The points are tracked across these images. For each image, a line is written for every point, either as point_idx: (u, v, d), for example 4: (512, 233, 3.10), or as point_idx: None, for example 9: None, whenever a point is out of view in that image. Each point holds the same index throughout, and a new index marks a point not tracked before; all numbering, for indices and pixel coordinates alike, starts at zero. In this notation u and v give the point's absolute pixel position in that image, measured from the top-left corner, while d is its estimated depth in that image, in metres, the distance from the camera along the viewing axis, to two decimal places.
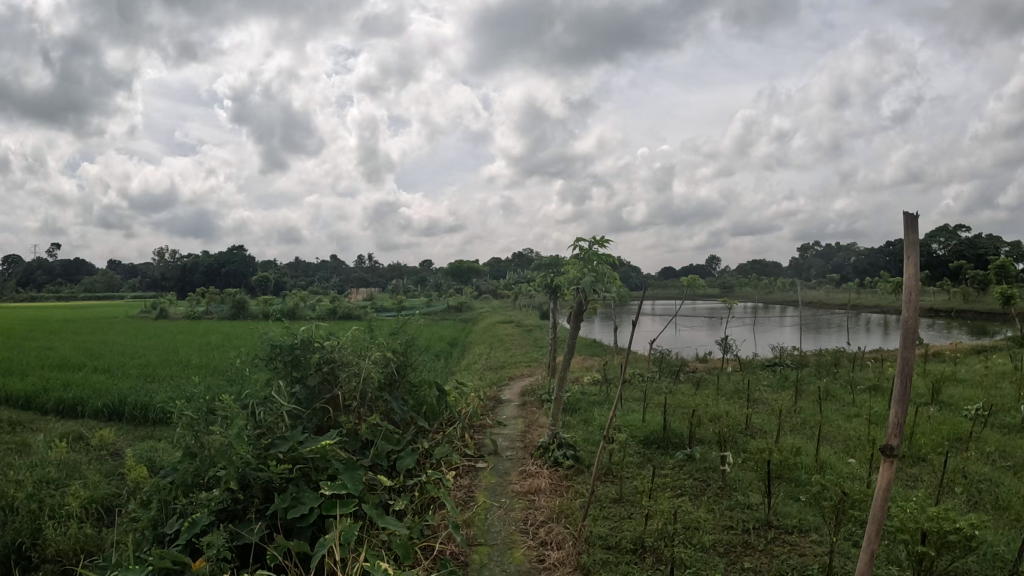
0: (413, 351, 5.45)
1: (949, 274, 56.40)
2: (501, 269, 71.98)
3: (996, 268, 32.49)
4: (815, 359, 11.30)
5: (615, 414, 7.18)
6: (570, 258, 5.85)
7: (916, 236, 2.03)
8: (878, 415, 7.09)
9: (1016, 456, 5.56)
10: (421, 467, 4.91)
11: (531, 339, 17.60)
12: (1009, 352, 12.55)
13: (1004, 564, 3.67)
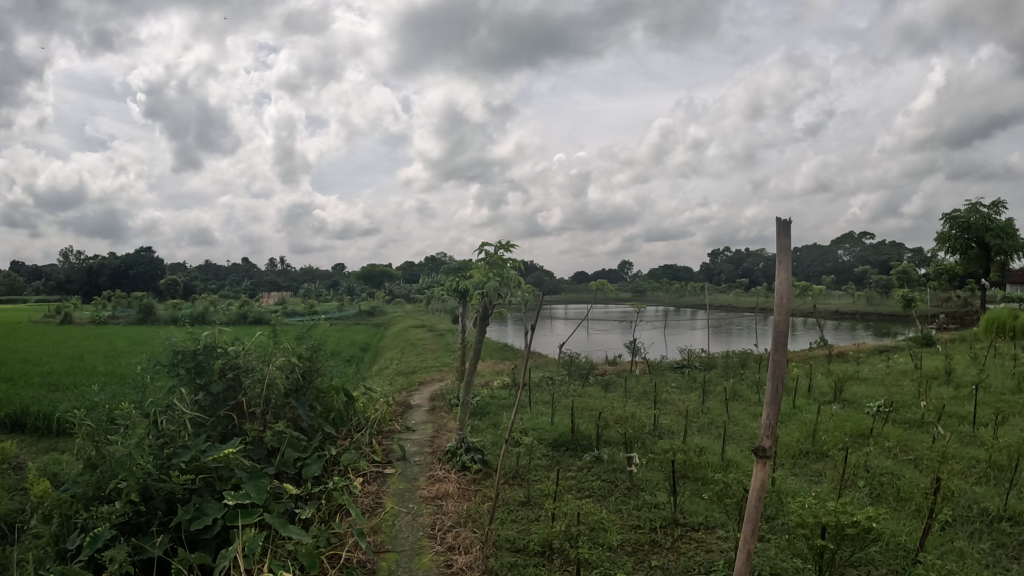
0: (320, 356, 5.34)
1: (853, 278, 59.34)
2: (416, 272, 71.46)
3: (898, 273, 34.47)
4: (723, 360, 11.68)
5: (523, 417, 7.23)
6: (475, 262, 5.83)
7: (788, 241, 2.16)
8: (784, 414, 7.37)
9: (916, 450, 5.86)
10: (328, 474, 4.81)
11: (446, 344, 17.52)
12: (904, 352, 13.30)
13: (903, 552, 3.86)
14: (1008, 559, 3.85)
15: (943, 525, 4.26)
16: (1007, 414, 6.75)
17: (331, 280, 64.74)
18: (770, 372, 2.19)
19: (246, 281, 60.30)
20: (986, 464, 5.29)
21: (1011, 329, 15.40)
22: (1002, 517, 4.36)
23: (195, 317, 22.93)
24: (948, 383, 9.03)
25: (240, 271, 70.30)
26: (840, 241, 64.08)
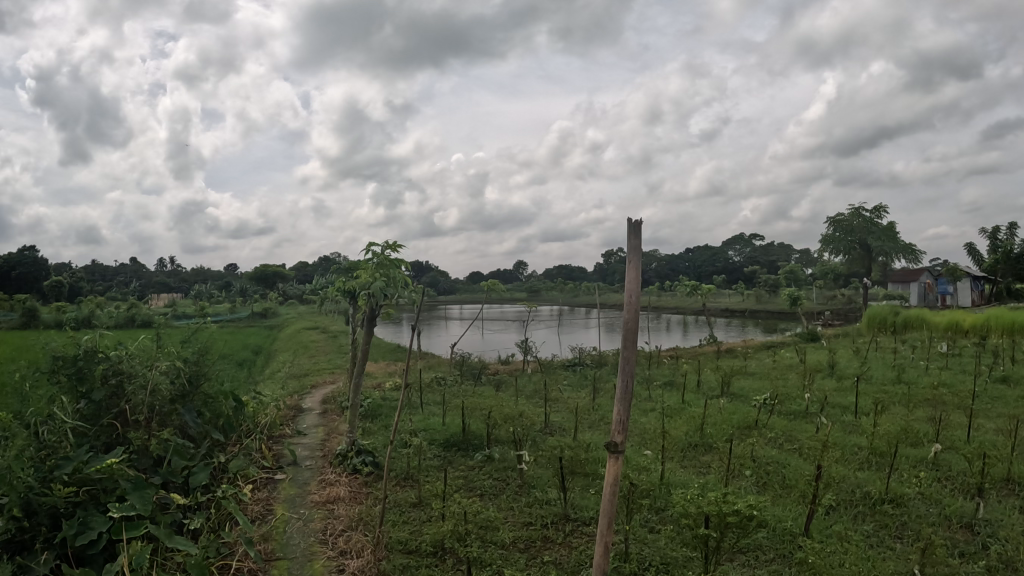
0: (207, 360, 5.15)
1: (742, 278, 62.28)
2: (309, 272, 69.87)
3: (786, 274, 36.41)
4: (614, 359, 11.98)
5: (414, 418, 7.20)
6: (363, 262, 5.78)
7: (638, 242, 2.34)
8: (673, 409, 7.65)
9: (798, 439, 6.18)
10: (215, 482, 4.64)
11: (341, 347, 17.21)
12: (788, 348, 14.00)
13: (788, 537, 4.07)
14: (888, 538, 4.12)
15: (826, 508, 4.51)
16: (883, 402, 7.22)
17: (225, 281, 62.49)
18: (623, 368, 2.37)
19: (135, 282, 57.40)
20: (867, 450, 5.64)
21: (889, 325, 16.47)
22: (883, 499, 4.64)
23: (76, 319, 21.70)
24: (830, 375, 9.58)
25: (127, 271, 66.82)
26: (731, 242, 66.89)
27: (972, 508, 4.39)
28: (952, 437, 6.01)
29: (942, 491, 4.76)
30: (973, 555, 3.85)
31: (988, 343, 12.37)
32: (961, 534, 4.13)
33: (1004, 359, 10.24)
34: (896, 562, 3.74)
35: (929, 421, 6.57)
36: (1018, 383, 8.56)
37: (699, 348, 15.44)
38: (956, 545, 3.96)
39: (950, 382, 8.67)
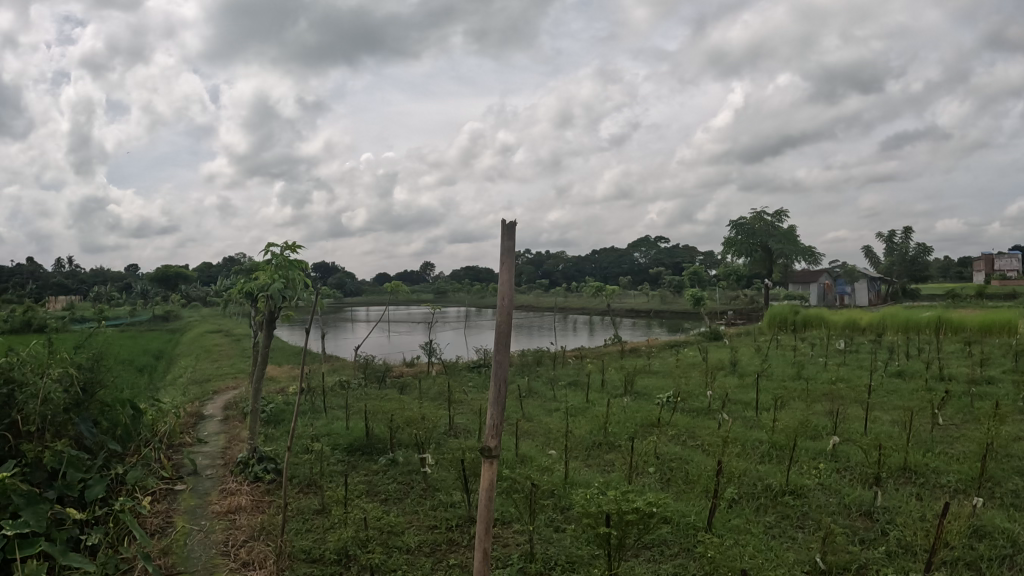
0: (102, 366, 4.91)
1: (648, 279, 64.10)
2: (214, 273, 67.63)
3: (691, 276, 37.58)
4: (519, 359, 12.07)
5: (318, 423, 7.08)
6: (262, 263, 5.67)
7: (511, 244, 2.52)
8: (577, 408, 7.78)
9: (699, 435, 6.37)
10: (112, 494, 4.44)
11: (245, 350, 16.74)
12: (691, 347, 14.40)
13: (692, 530, 4.19)
14: (790, 529, 4.28)
15: (729, 502, 4.66)
16: (782, 398, 7.52)
17: (125, 283, 59.81)
18: (495, 373, 2.46)
19: (27, 283, 54.19)
20: (769, 445, 5.85)
21: (790, 323, 17.17)
22: (784, 491, 4.83)
23: None
24: (733, 373, 9.91)
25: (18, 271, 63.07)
26: (638, 245, 68.36)
27: (869, 497, 4.60)
28: (849, 430, 6.30)
29: (840, 481, 4.98)
30: (871, 542, 4.05)
31: (880, 341, 13.06)
32: (860, 522, 4.34)
33: (901, 355, 10.83)
34: (797, 552, 3.89)
35: (828, 414, 6.87)
36: (909, 377, 9.06)
37: (605, 348, 15.72)
38: (856, 533, 4.15)
39: (848, 377, 9.11)
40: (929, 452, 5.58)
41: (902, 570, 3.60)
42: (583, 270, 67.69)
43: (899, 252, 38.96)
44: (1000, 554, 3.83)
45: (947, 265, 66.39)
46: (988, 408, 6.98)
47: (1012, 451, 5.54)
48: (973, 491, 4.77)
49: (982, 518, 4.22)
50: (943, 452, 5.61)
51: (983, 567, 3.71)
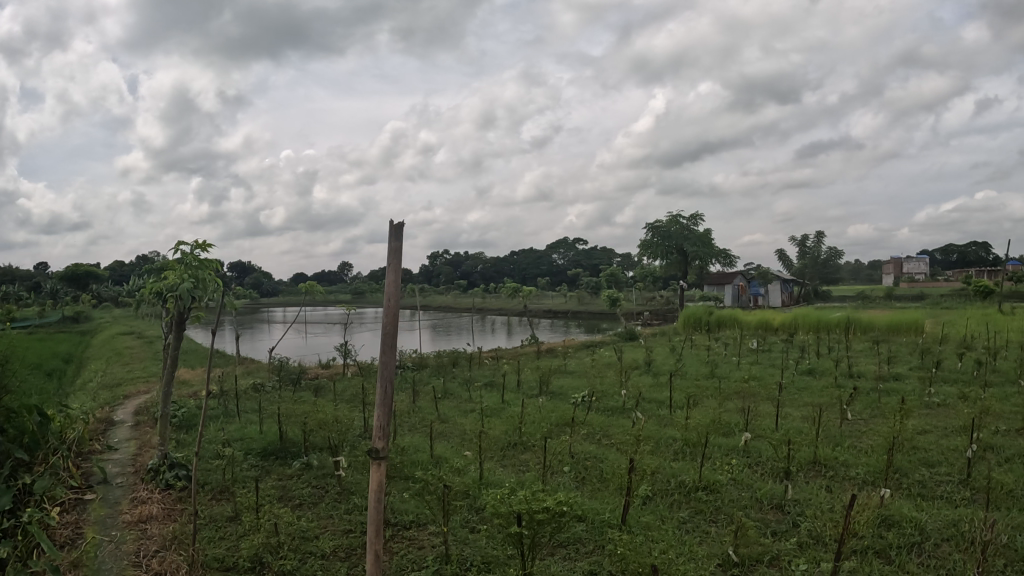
0: (9, 371, 4.67)
1: (566, 280, 65.12)
2: (128, 273, 65.13)
3: (607, 278, 38.25)
4: (435, 360, 12.04)
5: (230, 427, 6.94)
6: (170, 262, 5.56)
7: (398, 242, 2.78)
8: (492, 408, 7.84)
9: (611, 433, 6.50)
10: (19, 505, 4.22)
11: (158, 352, 16.18)
12: (607, 347, 14.62)
13: (606, 527, 4.26)
14: (704, 523, 4.39)
15: (643, 498, 4.75)
16: (695, 396, 7.72)
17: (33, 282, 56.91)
18: (382, 374, 2.67)
19: None
20: (681, 442, 5.99)
21: (704, 323, 17.60)
22: (697, 487, 4.93)
23: None
24: (646, 372, 10.11)
25: None
26: (556, 246, 68.97)
27: (780, 490, 4.75)
28: (760, 426, 6.51)
29: (752, 475, 5.14)
30: (783, 533, 4.18)
31: (793, 340, 13.54)
32: (772, 515, 4.48)
33: (811, 354, 11.25)
34: (710, 545, 4.01)
35: (740, 411, 7.08)
36: (818, 374, 9.42)
37: (522, 348, 15.83)
38: (768, 525, 4.28)
39: (761, 375, 9.42)
40: (838, 445, 5.82)
41: (813, 560, 3.75)
42: (500, 269, 67.73)
43: (811, 254, 40.48)
44: (908, 541, 4.01)
45: (857, 266, 69.26)
46: (893, 403, 7.31)
47: (916, 443, 5.82)
48: (880, 481, 4.99)
49: (890, 507, 4.41)
50: (851, 445, 5.85)
51: (891, 555, 3.88)
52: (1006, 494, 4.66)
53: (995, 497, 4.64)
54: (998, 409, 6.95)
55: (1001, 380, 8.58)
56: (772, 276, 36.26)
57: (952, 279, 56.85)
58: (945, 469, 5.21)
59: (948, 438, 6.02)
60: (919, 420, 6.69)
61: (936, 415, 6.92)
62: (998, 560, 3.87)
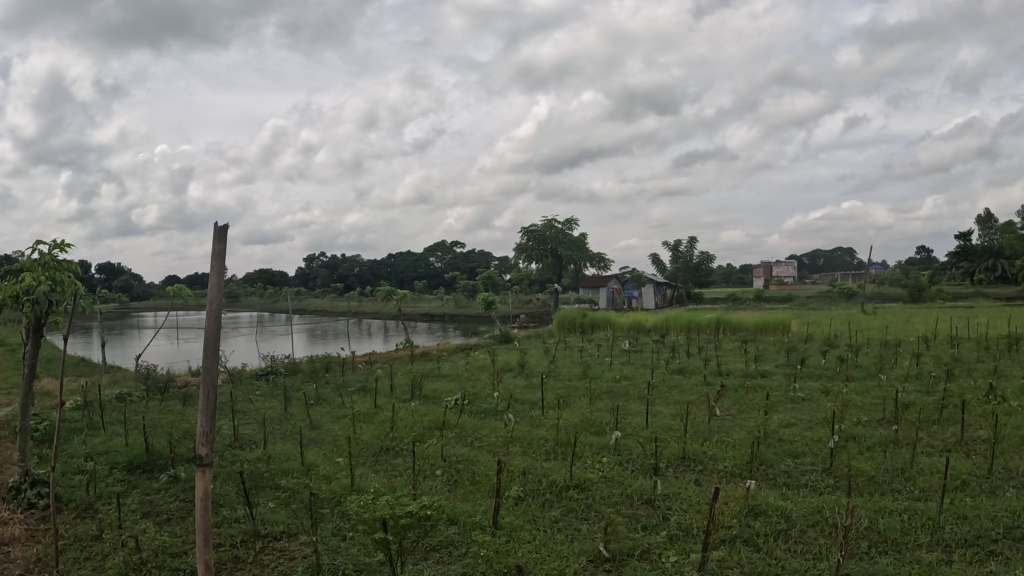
0: None
1: (443, 283, 65.23)
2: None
3: (483, 281, 38.58)
4: (307, 365, 11.81)
5: (96, 440, 6.59)
6: (26, 263, 5.23)
7: (223, 244, 3.08)
8: (365, 414, 7.82)
9: (480, 434, 6.65)
10: None
11: (13, 361, 15.10)
12: (481, 350, 14.73)
13: (479, 529, 4.34)
14: (575, 520, 4.54)
15: (515, 499, 4.85)
16: (565, 396, 7.94)
17: None
18: (205, 381, 2.86)
19: None
20: (552, 442, 6.13)
21: (579, 325, 17.86)
22: (568, 485, 5.07)
23: None
24: (518, 373, 10.33)
25: None
26: (432, 250, 68.95)
27: (649, 486, 4.95)
28: (631, 424, 6.75)
29: (622, 473, 5.32)
30: (654, 527, 4.36)
31: (664, 340, 14.07)
32: (642, 510, 4.66)
33: (681, 353, 11.79)
34: (582, 542, 4.15)
35: (610, 410, 7.36)
36: (689, 372, 9.85)
37: (396, 352, 15.71)
38: (639, 520, 4.44)
39: (631, 374, 9.79)
40: (707, 441, 6.12)
41: (683, 551, 3.94)
42: (377, 272, 67.01)
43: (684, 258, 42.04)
44: (775, 529, 4.26)
45: (730, 270, 72.74)
46: (758, 399, 7.75)
47: (781, 437, 6.19)
48: (747, 474, 5.29)
49: (757, 497, 4.67)
50: (720, 440, 6.15)
51: (759, 542, 4.11)
52: (866, 481, 5.03)
53: (855, 483, 5.00)
54: (855, 400, 7.50)
55: (858, 375, 9.26)
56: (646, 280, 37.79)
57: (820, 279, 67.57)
58: (810, 459, 5.57)
59: (812, 430, 6.44)
60: (782, 414, 7.11)
61: (799, 409, 7.39)
62: (861, 542, 4.16)
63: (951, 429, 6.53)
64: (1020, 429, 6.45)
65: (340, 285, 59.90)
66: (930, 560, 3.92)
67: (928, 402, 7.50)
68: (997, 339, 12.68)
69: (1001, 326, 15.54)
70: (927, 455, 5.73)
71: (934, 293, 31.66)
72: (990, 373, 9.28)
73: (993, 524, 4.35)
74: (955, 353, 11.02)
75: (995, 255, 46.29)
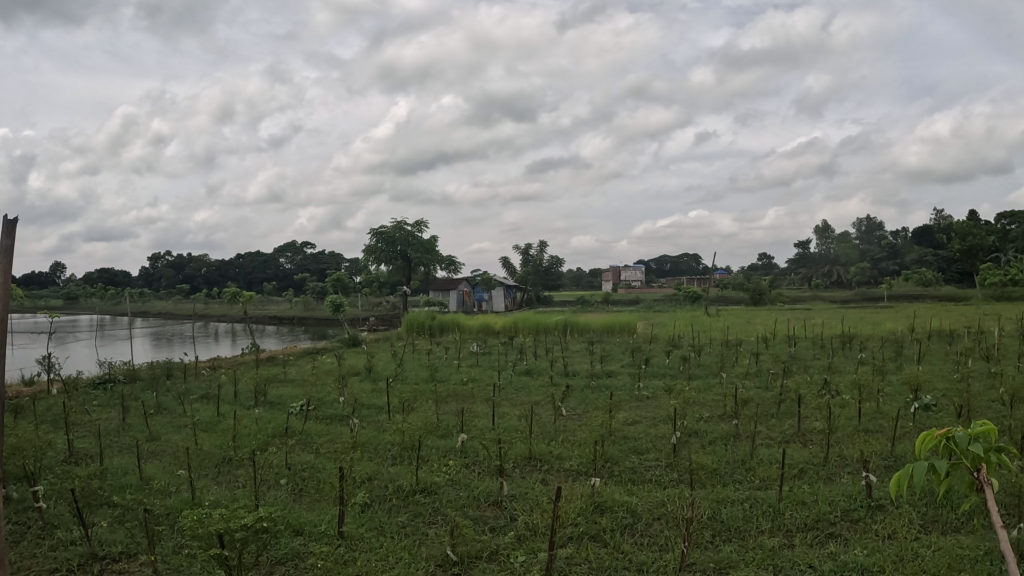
0: None
1: (294, 285, 63.17)
2: None
3: (336, 283, 37.68)
4: (145, 372, 11.07)
5: None
6: None
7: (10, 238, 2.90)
8: (206, 423, 7.44)
9: (325, 440, 6.50)
10: None
11: None
12: (330, 354, 14.36)
13: (325, 539, 4.24)
14: (423, 525, 4.52)
15: (360, 506, 4.76)
16: (411, 399, 7.89)
17: None
18: None
19: None
20: (397, 446, 6.06)
21: (427, 328, 17.71)
22: (415, 490, 5.04)
23: None
24: (366, 378, 10.17)
25: None
26: (282, 250, 66.39)
27: (496, 487, 5.01)
28: (477, 426, 6.80)
29: (469, 475, 5.34)
30: (501, 528, 4.42)
31: (511, 342, 14.29)
32: (489, 511, 4.70)
33: (527, 355, 12.06)
34: (430, 547, 4.15)
35: (456, 413, 7.39)
36: (535, 374, 10.05)
37: (239, 358, 15.02)
38: (487, 522, 4.49)
39: (477, 377, 9.88)
40: (553, 440, 6.28)
41: (531, 551, 4.01)
42: (225, 273, 63.97)
43: (535, 262, 42.74)
44: (621, 524, 4.44)
45: (580, 274, 75.01)
46: (604, 398, 8.04)
47: (624, 434, 6.44)
48: (592, 471, 5.46)
49: (603, 494, 4.83)
50: (565, 439, 6.33)
51: (606, 538, 4.26)
52: (707, 474, 5.32)
53: (698, 476, 5.28)
54: (695, 398, 7.93)
55: (701, 373, 9.83)
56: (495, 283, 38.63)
57: (668, 285, 71.45)
58: (652, 455, 5.83)
59: (655, 427, 6.75)
60: (626, 413, 7.40)
61: (643, 407, 7.72)
62: (705, 532, 4.40)
63: (788, 421, 7.05)
64: (852, 419, 7.05)
65: (185, 287, 56.72)
66: (772, 545, 4.20)
67: (766, 397, 8.06)
68: (826, 338, 13.85)
69: (828, 326, 16.98)
70: (764, 447, 6.14)
71: (773, 296, 34.16)
72: (822, 368, 10.13)
73: (831, 508, 4.71)
74: (792, 350, 11.95)
75: (830, 263, 51.00)
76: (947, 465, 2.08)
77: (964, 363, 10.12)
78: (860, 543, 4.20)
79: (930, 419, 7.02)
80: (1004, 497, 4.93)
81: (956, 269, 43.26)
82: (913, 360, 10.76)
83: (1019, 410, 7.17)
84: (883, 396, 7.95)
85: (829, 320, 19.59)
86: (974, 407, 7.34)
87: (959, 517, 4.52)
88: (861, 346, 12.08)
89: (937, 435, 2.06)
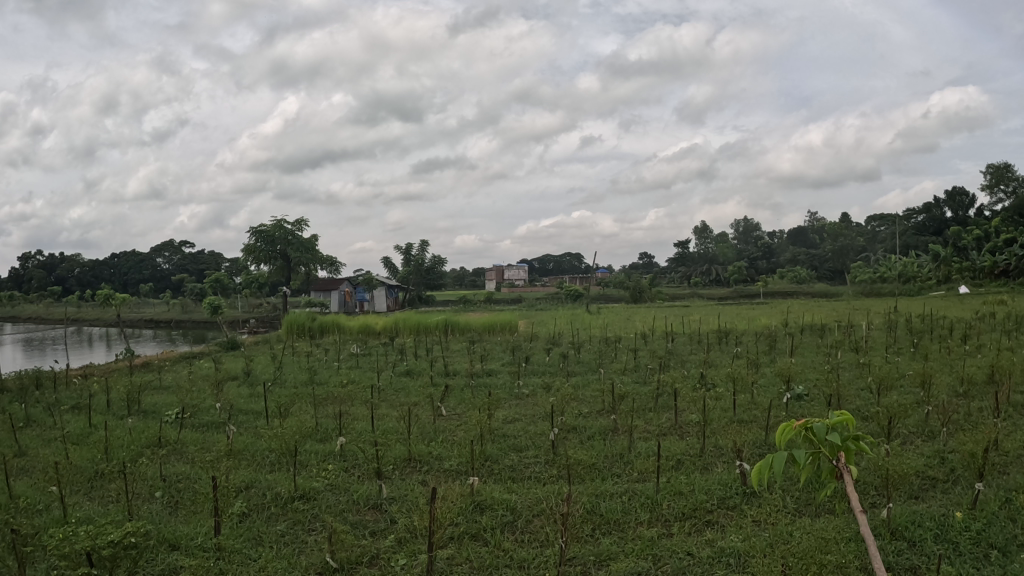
0: None
1: (172, 286, 60.34)
2: None
3: (217, 283, 36.17)
4: (12, 382, 10.29)
5: None
6: None
7: None
8: (77, 436, 6.98)
9: (201, 449, 6.22)
10: None
11: None
12: (207, 358, 13.77)
13: (201, 551, 4.05)
14: (301, 533, 4.40)
15: (238, 516, 4.58)
16: (288, 404, 7.64)
17: None
18: None
19: None
20: (275, 453, 5.88)
21: (307, 330, 17.26)
22: (293, 497, 4.90)
23: None
24: (245, 382, 9.81)
25: None
26: (160, 250, 63.22)
27: (375, 490, 4.95)
28: (355, 429, 6.70)
29: (348, 479, 5.25)
30: (381, 532, 4.36)
31: (392, 343, 14.12)
32: (369, 516, 4.63)
33: (408, 355, 11.97)
34: (308, 556, 4.05)
35: (334, 416, 7.23)
36: (416, 374, 9.98)
37: (109, 364, 14.16)
38: (366, 526, 4.43)
39: (356, 379, 9.72)
40: (432, 441, 6.25)
41: (411, 553, 3.98)
42: (97, 274, 60.31)
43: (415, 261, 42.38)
44: (502, 522, 4.47)
45: (466, 274, 75.21)
46: (482, 397, 8.06)
47: (504, 433, 6.50)
48: (470, 470, 5.48)
49: (482, 493, 4.86)
50: (445, 439, 6.33)
51: (486, 536, 4.28)
52: (585, 469, 5.44)
53: (577, 471, 5.40)
54: (574, 395, 8.10)
55: (581, 370, 10.03)
56: (376, 284, 38.19)
57: (554, 283, 72.77)
58: (531, 452, 5.90)
59: (534, 424, 6.85)
60: (506, 411, 7.47)
61: (522, 405, 7.80)
62: (586, 526, 4.49)
63: (666, 414, 7.32)
64: (728, 410, 7.39)
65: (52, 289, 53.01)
66: (651, 535, 4.34)
67: (645, 391, 8.30)
68: (703, 334, 14.45)
69: (704, 322, 17.69)
70: (642, 441, 6.32)
71: (654, 295, 35.43)
72: (700, 363, 10.55)
73: (707, 496, 4.92)
74: (669, 346, 12.41)
75: (708, 261, 53.36)
76: (809, 453, 2.21)
77: (831, 355, 10.80)
78: (736, 529, 4.41)
79: (803, 408, 7.44)
80: (870, 479, 5.30)
81: (827, 267, 46.02)
82: (787, 353, 11.42)
83: (884, 397, 7.70)
84: (758, 388, 8.37)
85: (705, 317, 20.34)
86: (844, 396, 7.84)
87: (827, 501, 4.83)
88: (736, 341, 12.66)
89: (797, 425, 2.17)
